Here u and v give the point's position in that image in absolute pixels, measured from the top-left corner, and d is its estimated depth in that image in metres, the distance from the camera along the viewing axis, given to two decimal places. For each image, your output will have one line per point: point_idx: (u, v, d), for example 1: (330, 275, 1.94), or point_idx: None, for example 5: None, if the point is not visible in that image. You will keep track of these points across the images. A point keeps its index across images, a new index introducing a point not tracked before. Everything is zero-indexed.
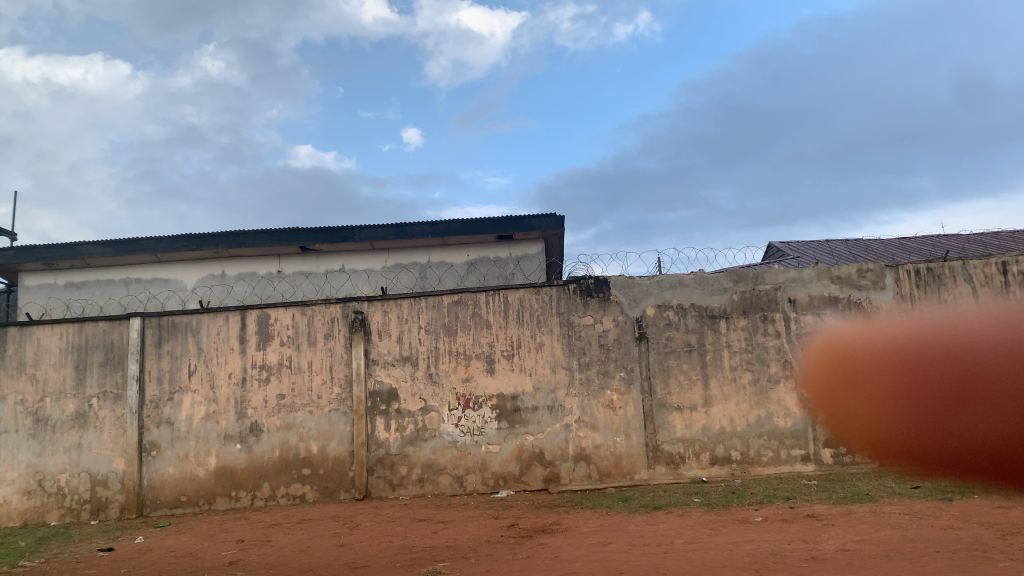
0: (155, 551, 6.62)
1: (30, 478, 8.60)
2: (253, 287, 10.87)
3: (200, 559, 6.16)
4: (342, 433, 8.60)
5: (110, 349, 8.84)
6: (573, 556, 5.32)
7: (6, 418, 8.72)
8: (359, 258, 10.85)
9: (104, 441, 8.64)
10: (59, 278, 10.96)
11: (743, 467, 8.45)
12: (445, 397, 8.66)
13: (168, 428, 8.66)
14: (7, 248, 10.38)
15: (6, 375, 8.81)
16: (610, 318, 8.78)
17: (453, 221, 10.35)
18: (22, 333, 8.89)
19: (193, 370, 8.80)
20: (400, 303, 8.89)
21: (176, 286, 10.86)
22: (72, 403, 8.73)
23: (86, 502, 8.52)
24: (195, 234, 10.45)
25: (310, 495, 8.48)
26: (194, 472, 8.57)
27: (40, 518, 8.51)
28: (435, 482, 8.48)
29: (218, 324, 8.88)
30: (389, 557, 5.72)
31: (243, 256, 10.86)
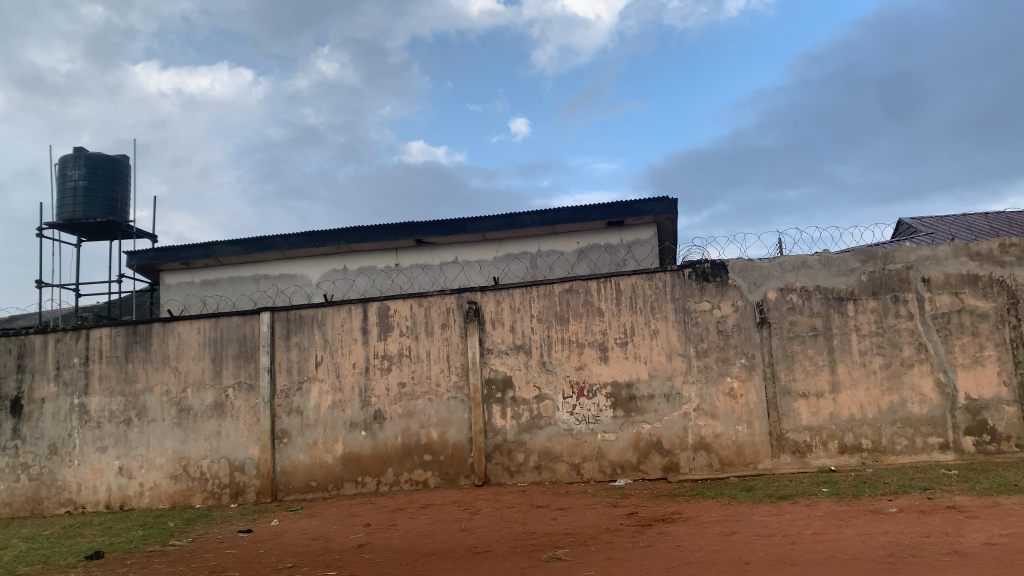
0: (289, 533, 6.97)
1: (177, 463, 9.22)
2: (373, 280, 11.21)
3: (331, 541, 6.44)
4: (460, 420, 8.77)
5: (243, 342, 9.35)
6: (695, 545, 5.23)
7: (154, 408, 9.38)
8: (472, 248, 11.00)
9: (241, 429, 9.16)
10: (196, 276, 11.68)
11: (875, 456, 8.04)
12: (560, 385, 8.67)
13: (298, 416, 9.08)
14: (150, 249, 11.15)
15: (152, 368, 9.47)
16: (728, 303, 8.54)
17: (563, 209, 10.33)
18: (165, 328, 9.53)
19: (319, 361, 9.18)
20: (513, 293, 8.96)
21: (301, 281, 11.36)
22: (211, 394, 9.29)
23: (227, 486, 9.07)
24: (317, 231, 10.88)
25: (432, 482, 8.70)
26: (322, 459, 8.96)
27: (187, 501, 9.12)
28: (553, 469, 8.53)
29: (340, 316, 9.23)
30: (510, 543, 5.80)
31: (362, 251, 11.23)
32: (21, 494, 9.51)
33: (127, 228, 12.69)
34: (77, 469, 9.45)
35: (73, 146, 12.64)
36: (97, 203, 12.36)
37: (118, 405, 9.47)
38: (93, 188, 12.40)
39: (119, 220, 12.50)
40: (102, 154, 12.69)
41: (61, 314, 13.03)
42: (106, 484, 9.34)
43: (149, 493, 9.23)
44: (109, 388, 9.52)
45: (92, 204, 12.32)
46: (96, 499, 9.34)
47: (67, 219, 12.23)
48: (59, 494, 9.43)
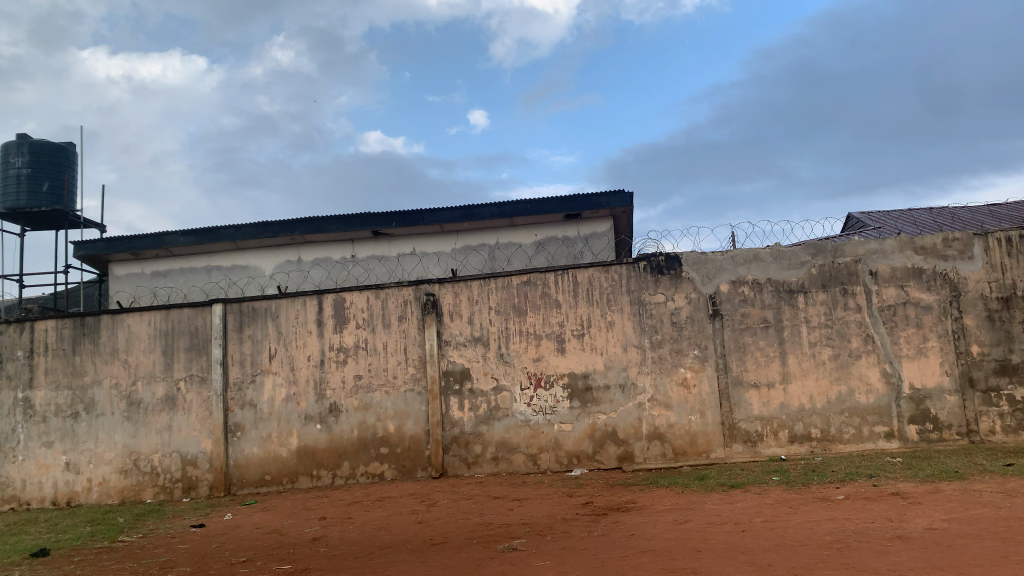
0: (243, 527, 6.89)
1: (126, 458, 9.04)
2: (329, 272, 11.11)
3: (285, 535, 6.39)
4: (417, 413, 8.76)
5: (196, 335, 9.19)
6: (649, 534, 5.31)
7: (102, 401, 9.18)
8: (430, 240, 10.96)
9: (193, 423, 9.01)
10: (146, 267, 11.44)
11: (824, 445, 8.24)
12: (518, 376, 8.71)
13: (252, 409, 8.97)
14: (97, 239, 10.89)
15: (101, 361, 9.26)
16: (683, 295, 8.66)
17: (521, 201, 10.35)
18: (113, 320, 9.32)
19: (274, 353, 9.07)
20: (470, 285, 8.96)
21: (255, 272, 11.20)
22: (161, 387, 9.12)
23: (178, 480, 8.92)
24: (272, 222, 10.73)
25: (388, 474, 8.68)
26: (277, 452, 8.86)
27: (136, 496, 8.95)
28: (509, 461, 8.56)
29: (296, 309, 9.13)
30: (466, 534, 5.81)
31: (318, 242, 11.10)
32: None
33: (74, 217, 12.36)
34: (22, 465, 9.20)
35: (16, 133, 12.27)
36: (42, 191, 12.01)
37: (65, 399, 9.24)
38: (38, 176, 12.05)
39: (66, 209, 12.17)
40: (48, 141, 12.34)
41: (3, 306, 12.64)
42: (52, 480, 9.12)
43: (97, 488, 9.03)
44: (55, 382, 9.29)
45: (37, 192, 11.97)
46: (42, 495, 9.10)
47: (10, 207, 11.86)
48: (3, 491, 9.17)
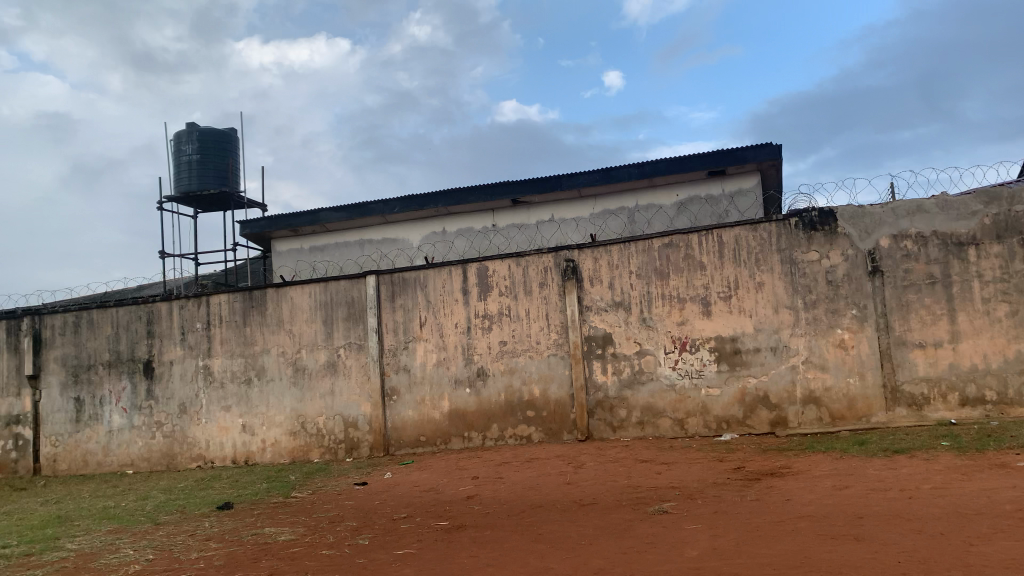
0: (402, 486, 7.26)
1: (295, 420, 9.72)
2: (472, 242, 11.36)
3: (441, 493, 6.68)
4: (562, 377, 8.85)
5: (351, 305, 9.69)
6: (805, 499, 5.14)
7: (272, 368, 9.89)
8: (569, 205, 10.95)
9: (352, 387, 9.55)
10: (304, 243, 12.14)
11: (1001, 409, 7.64)
12: (662, 340, 8.61)
13: (405, 374, 9.38)
14: (261, 219, 11.67)
15: (268, 331, 9.96)
16: (838, 252, 8.22)
17: (661, 160, 10.13)
18: (279, 293, 9.98)
19: (423, 321, 9.42)
20: (611, 249, 8.90)
21: (403, 244, 11.63)
22: (323, 354, 9.70)
23: (342, 441, 9.50)
24: (416, 195, 11.09)
25: (536, 437, 8.85)
26: (430, 415, 9.24)
27: (306, 455, 9.61)
28: (656, 425, 8.52)
29: (441, 278, 9.42)
30: (615, 496, 5.85)
31: (460, 212, 11.36)
32: (156, 449, 10.23)
33: (239, 198, 13.28)
34: (206, 426, 10.09)
35: (186, 122, 13.26)
36: (209, 175, 12.97)
37: (239, 365, 10.03)
38: (206, 161, 13.00)
39: (232, 191, 13.09)
40: (213, 128, 13.26)
41: (183, 282, 13.82)
42: (232, 440, 9.95)
43: (271, 448, 9.77)
44: (231, 350, 10.08)
45: (206, 176, 12.94)
46: (224, 454, 9.96)
47: (184, 191, 12.90)
48: (191, 449, 10.10)
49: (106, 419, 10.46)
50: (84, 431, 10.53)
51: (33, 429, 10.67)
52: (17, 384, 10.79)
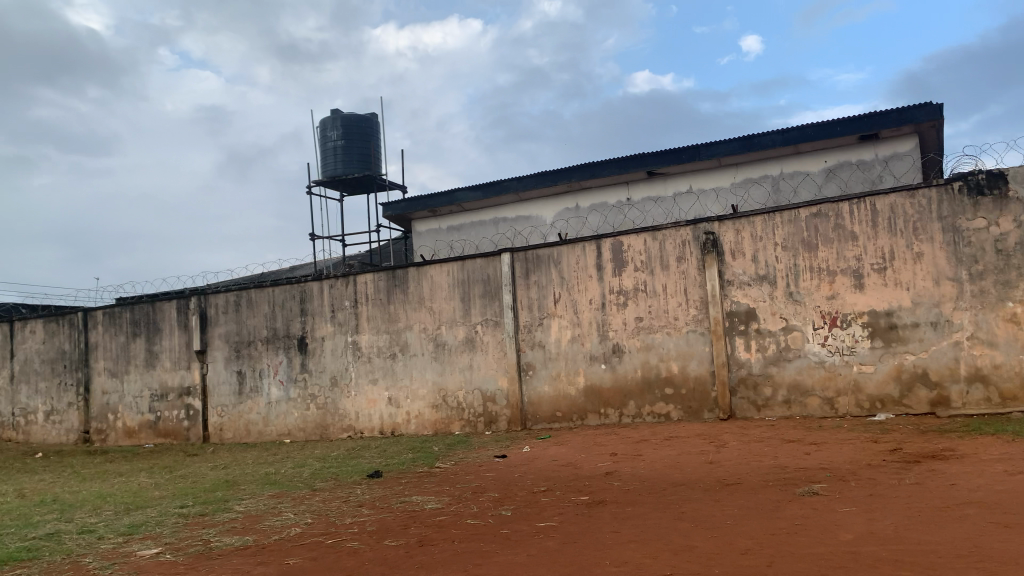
0: (541, 460, 7.34)
1: (437, 394, 10.03)
2: (607, 217, 11.27)
3: (580, 468, 6.71)
4: (701, 353, 8.65)
5: (488, 282, 9.85)
6: (973, 484, 4.78)
7: (413, 343, 10.24)
8: (707, 176, 10.63)
9: (490, 362, 9.73)
10: (441, 222, 12.45)
11: None
12: (809, 316, 8.24)
13: (541, 350, 9.46)
14: (400, 200, 12.06)
15: (410, 308, 10.30)
16: (1009, 218, 7.55)
17: (807, 126, 9.63)
18: (418, 271, 10.28)
19: (558, 298, 9.45)
20: (752, 221, 8.57)
21: (537, 221, 11.69)
22: (462, 330, 9.94)
23: (481, 415, 9.73)
24: (550, 171, 11.10)
25: (674, 414, 8.71)
26: (567, 390, 9.29)
27: (447, 428, 9.91)
28: (803, 404, 8.18)
29: (576, 254, 9.39)
30: (761, 476, 5.68)
31: (594, 187, 11.28)
32: (311, 420, 10.85)
33: (381, 180, 13.74)
34: (355, 399, 10.59)
35: (330, 110, 13.85)
36: (353, 159, 13.50)
37: (384, 341, 10.45)
38: (350, 146, 13.54)
39: (374, 174, 13.58)
40: (355, 114, 13.79)
41: (330, 263, 14.52)
42: (379, 412, 10.40)
43: (415, 420, 10.15)
44: (375, 327, 10.52)
45: (349, 161, 13.49)
46: (371, 425, 10.44)
47: (330, 176, 13.51)
48: (342, 420, 10.64)
49: (265, 391, 11.19)
50: (246, 402, 11.31)
51: (202, 400, 11.57)
52: (188, 358, 11.72)
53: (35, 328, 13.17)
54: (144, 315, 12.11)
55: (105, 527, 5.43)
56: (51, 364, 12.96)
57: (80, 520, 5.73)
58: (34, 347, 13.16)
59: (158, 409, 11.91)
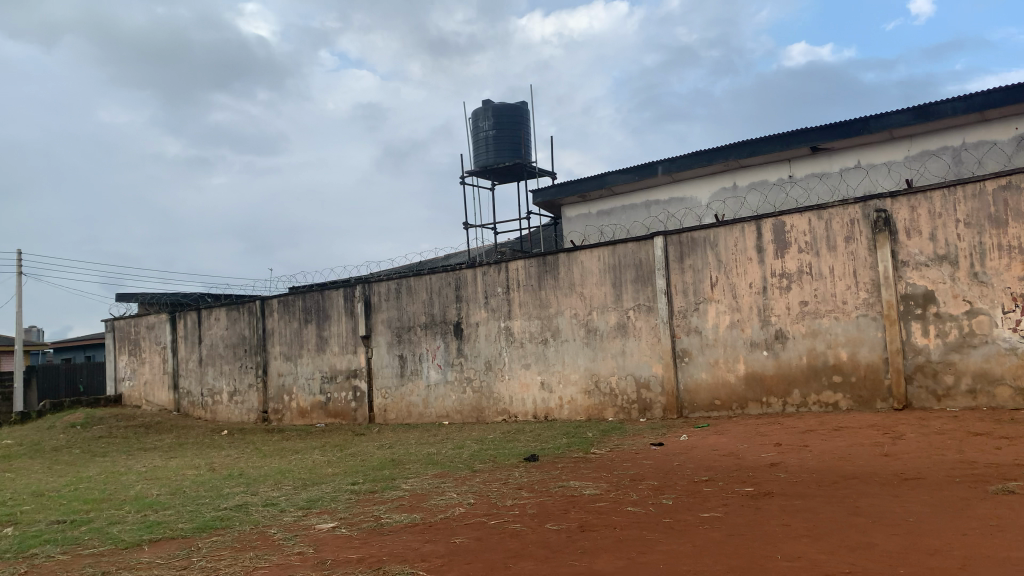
0: (699, 448, 7.17)
1: (589, 379, 10.02)
2: (766, 196, 10.80)
3: (742, 458, 6.49)
4: (873, 339, 8.13)
5: (641, 267, 9.70)
6: None
7: (566, 329, 10.27)
8: (878, 149, 9.94)
9: (644, 348, 9.60)
10: (592, 207, 12.41)
11: None
12: (999, 298, 7.53)
13: (697, 336, 9.23)
14: (551, 186, 12.11)
15: (562, 294, 10.33)
16: None
17: (994, 90, 8.77)
18: (570, 257, 10.28)
19: (715, 282, 9.17)
20: (930, 196, 7.93)
21: (691, 203, 11.40)
22: (614, 316, 9.86)
23: (635, 401, 9.63)
24: (704, 151, 10.78)
25: (843, 404, 8.25)
26: (725, 378, 9.02)
27: (601, 414, 9.89)
28: (991, 395, 7.51)
29: (734, 236, 9.07)
30: (945, 471, 5.26)
31: (752, 166, 10.84)
32: (467, 403, 11.15)
33: (531, 167, 13.85)
34: (509, 383, 10.77)
35: (481, 100, 14.10)
36: (504, 148, 13.69)
37: (536, 327, 10.55)
38: (500, 135, 13.74)
39: (524, 161, 13.71)
40: (505, 103, 13.96)
41: (483, 250, 14.83)
42: (532, 397, 10.53)
43: (568, 406, 10.19)
44: (528, 313, 10.63)
45: (501, 150, 13.69)
46: (525, 410, 10.59)
47: (483, 165, 13.77)
48: (497, 404, 10.86)
49: (424, 375, 11.60)
50: (407, 385, 11.78)
51: (367, 382, 12.17)
52: (353, 343, 12.36)
53: (219, 315, 14.33)
54: (313, 303, 12.88)
55: (286, 500, 5.82)
56: (233, 348, 14.06)
57: (264, 493, 6.18)
58: (219, 333, 14.32)
59: (328, 391, 12.65)
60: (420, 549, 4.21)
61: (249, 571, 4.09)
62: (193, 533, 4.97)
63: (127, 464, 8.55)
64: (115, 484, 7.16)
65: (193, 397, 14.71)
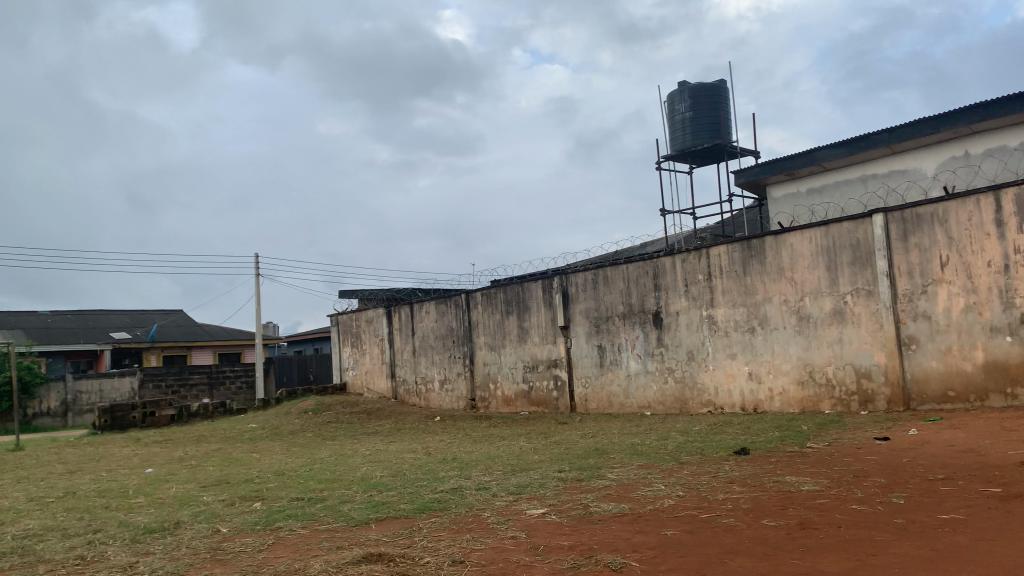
0: (933, 444, 6.54)
1: (802, 369, 9.48)
2: (1007, 163, 9.63)
3: (985, 456, 5.83)
4: None
5: (858, 248, 9.01)
6: None
7: (775, 316, 9.78)
8: None
9: (864, 335, 8.93)
10: (801, 185, 11.73)
11: None
12: None
13: (926, 321, 8.43)
14: (755, 166, 11.60)
15: (768, 280, 9.86)
16: None
17: None
18: (777, 241, 9.78)
19: (946, 261, 8.31)
20: None
21: (915, 175, 10.42)
22: (829, 301, 9.25)
23: (855, 393, 8.98)
24: (929, 118, 9.81)
25: None
26: (960, 366, 8.17)
27: (816, 406, 9.33)
28: None
29: (968, 210, 8.17)
30: None
31: (988, 130, 9.70)
32: (670, 393, 10.95)
33: (732, 148, 13.32)
34: (714, 373, 10.44)
35: (677, 83, 13.75)
36: (703, 130, 13.27)
37: (742, 315, 10.14)
38: (699, 117, 13.34)
39: (724, 142, 13.20)
40: (702, 83, 13.51)
41: (684, 236, 14.51)
42: (739, 387, 10.14)
43: (779, 397, 9.72)
44: (732, 300, 10.24)
45: (699, 132, 13.28)
46: (732, 401, 10.23)
47: (680, 149, 13.43)
48: (701, 395, 10.58)
49: (625, 364, 11.53)
50: (608, 374, 11.77)
51: (569, 372, 12.30)
52: (554, 334, 12.54)
53: (428, 308, 15.12)
54: (515, 295, 13.23)
55: (497, 486, 6.02)
56: (442, 339, 14.77)
57: (476, 478, 6.43)
58: (429, 325, 15.11)
59: (531, 380, 12.94)
60: (631, 539, 4.17)
61: (466, 553, 4.26)
62: (414, 514, 5.27)
63: (353, 447, 9.25)
64: (343, 466, 7.77)
65: (407, 385, 15.65)
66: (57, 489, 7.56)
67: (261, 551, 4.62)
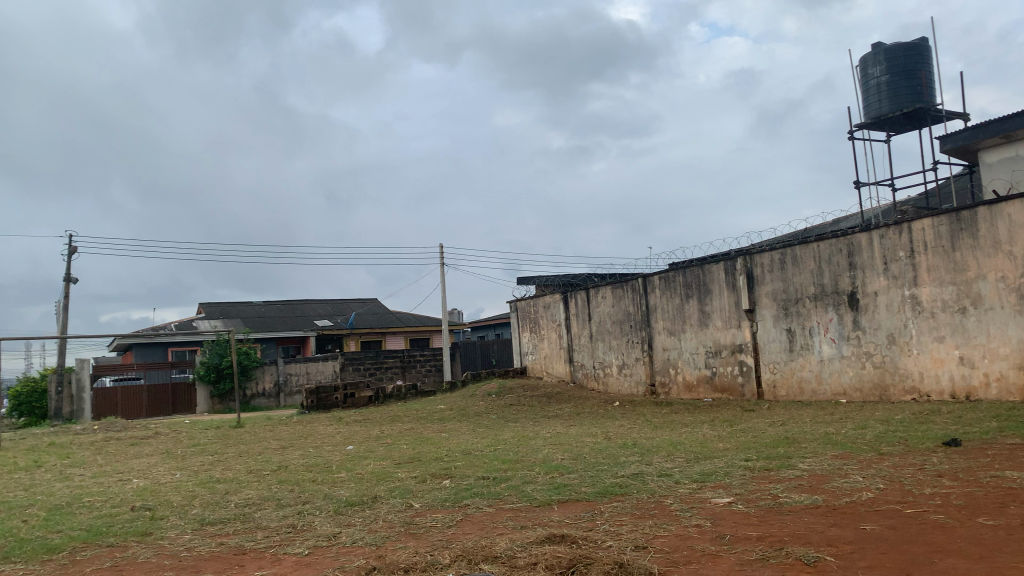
0: None
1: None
2: None
3: None
4: None
5: None
6: None
7: (990, 295, 8.85)
8: None
9: None
10: (1020, 148, 10.51)
11: None
12: None
13: None
14: (965, 130, 10.54)
15: (983, 255, 8.93)
16: None
17: None
18: (992, 211, 8.83)
19: None
20: None
21: None
22: None
23: None
24: None
25: None
26: None
27: None
28: None
29: None
30: None
31: None
32: (868, 380, 10.23)
33: (936, 111, 12.16)
34: (918, 358, 9.63)
35: (871, 44, 12.72)
36: (902, 94, 12.22)
37: (951, 294, 9.26)
38: (897, 80, 12.30)
39: (928, 105, 12.09)
40: (901, 42, 12.42)
41: (882, 210, 13.47)
42: (949, 374, 9.28)
43: (996, 384, 8.79)
44: (939, 279, 9.38)
45: (898, 96, 12.24)
46: (941, 388, 9.38)
47: (877, 116, 12.46)
48: (904, 381, 9.79)
49: (816, 349, 10.91)
50: (797, 359, 11.19)
51: (754, 357, 11.83)
52: (738, 317, 12.10)
53: (605, 293, 15.09)
54: (695, 278, 12.90)
55: (679, 472, 5.91)
56: (621, 324, 14.69)
57: (658, 464, 6.35)
58: (607, 310, 15.07)
59: (714, 365, 12.57)
60: (825, 533, 3.94)
61: (649, 539, 4.21)
62: (595, 498, 5.29)
63: (534, 430, 9.44)
64: (525, 448, 7.95)
65: (586, 369, 15.72)
66: (271, 462, 8.31)
67: (451, 527, 4.83)
